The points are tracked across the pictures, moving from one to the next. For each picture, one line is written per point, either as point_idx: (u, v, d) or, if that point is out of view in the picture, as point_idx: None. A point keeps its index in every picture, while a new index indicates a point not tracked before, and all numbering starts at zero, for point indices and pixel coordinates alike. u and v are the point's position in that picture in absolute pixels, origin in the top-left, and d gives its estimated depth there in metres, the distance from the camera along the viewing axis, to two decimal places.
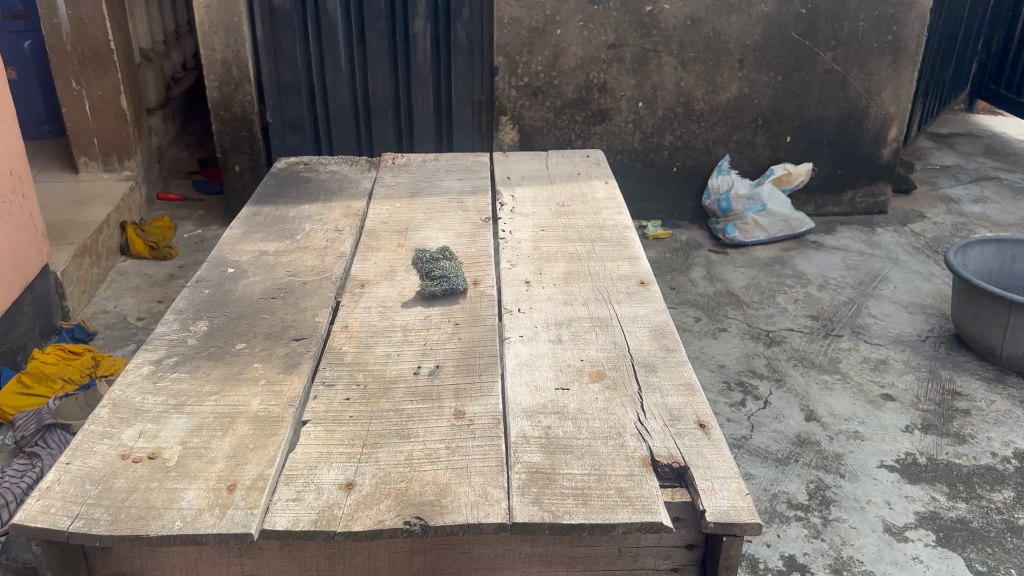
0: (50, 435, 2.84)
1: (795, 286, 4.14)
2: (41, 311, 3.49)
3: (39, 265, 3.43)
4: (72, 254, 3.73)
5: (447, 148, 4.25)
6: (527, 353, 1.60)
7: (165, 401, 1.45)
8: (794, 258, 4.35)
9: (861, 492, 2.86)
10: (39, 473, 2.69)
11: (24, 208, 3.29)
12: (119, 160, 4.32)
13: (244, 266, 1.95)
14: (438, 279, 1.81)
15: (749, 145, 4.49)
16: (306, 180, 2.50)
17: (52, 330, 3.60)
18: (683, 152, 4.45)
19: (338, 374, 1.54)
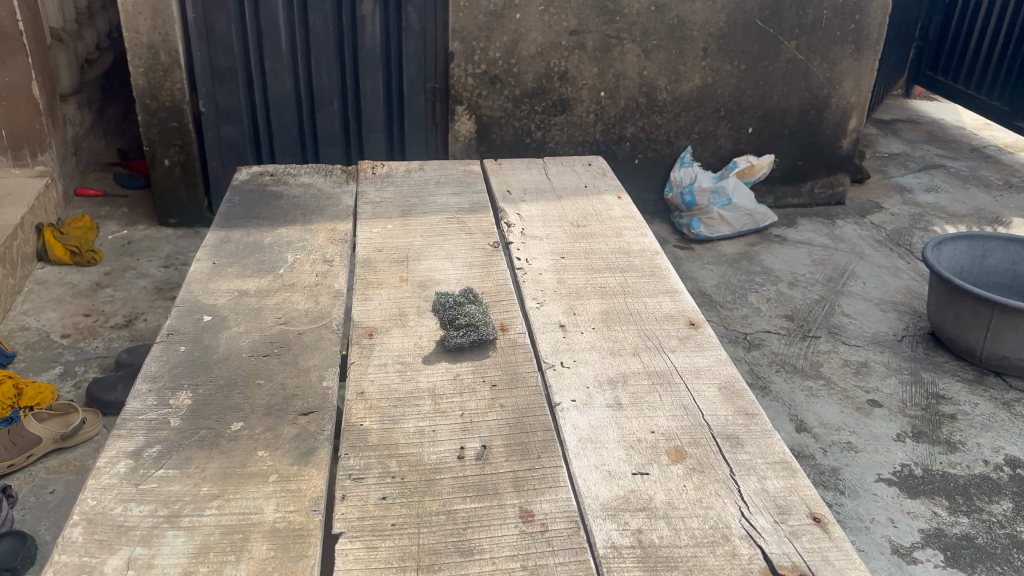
0: None
1: (766, 285, 3.85)
2: None
3: None
4: None
5: (399, 157, 3.93)
6: (587, 425, 1.35)
7: (154, 512, 1.16)
8: (760, 255, 4.08)
9: (863, 510, 2.57)
10: None
11: None
12: (31, 154, 3.85)
13: (223, 312, 1.65)
14: (467, 330, 1.54)
15: (710, 137, 4.21)
16: (277, 196, 2.18)
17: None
18: (644, 143, 4.14)
19: (369, 462, 1.27)
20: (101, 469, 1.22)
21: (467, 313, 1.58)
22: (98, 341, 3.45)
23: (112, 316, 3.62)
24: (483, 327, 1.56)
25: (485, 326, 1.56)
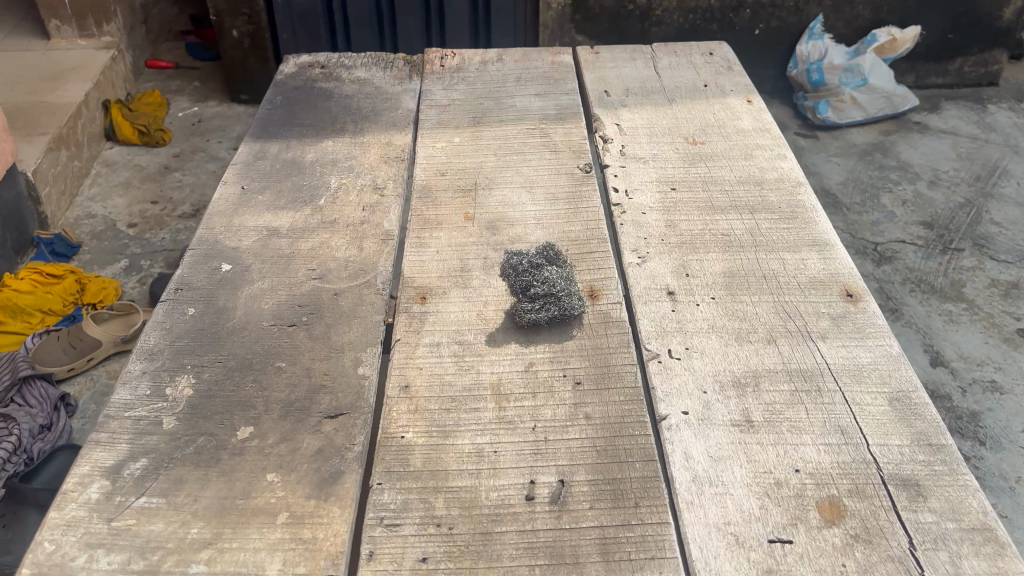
0: (29, 392, 2.30)
1: (902, 182, 3.18)
2: (11, 223, 2.88)
3: (5, 166, 2.77)
4: (45, 146, 3.06)
5: (484, 46, 3.42)
6: (703, 456, 1.00)
7: (126, 568, 0.88)
8: (896, 145, 3.40)
9: (1008, 467, 2.02)
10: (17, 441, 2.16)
11: None
12: (96, 25, 3.64)
13: (246, 259, 1.33)
14: (544, 302, 1.17)
15: (847, 3, 3.51)
16: (326, 95, 1.83)
17: (29, 245, 3.01)
18: (767, 10, 3.48)
19: (409, 499, 0.96)
20: (68, 496, 0.94)
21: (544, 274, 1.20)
22: (164, 233, 3.23)
23: (180, 205, 3.39)
24: (565, 293, 1.18)
25: (566, 292, 1.18)
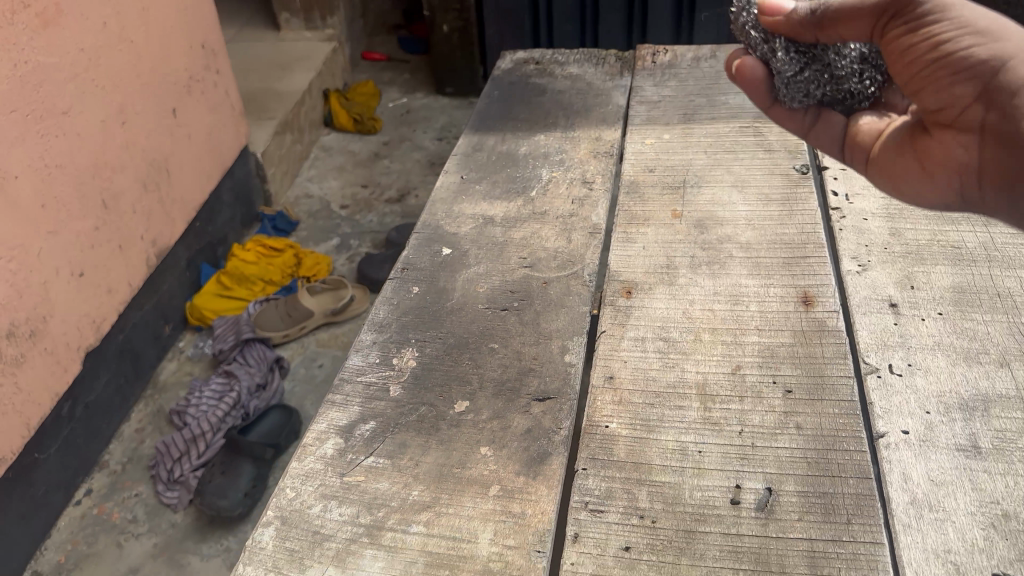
0: (248, 352, 2.57)
1: None
2: (240, 199, 3.15)
3: (239, 144, 3.03)
4: (272, 131, 3.33)
5: (684, 39, 3.33)
6: (926, 479, 0.96)
7: (354, 520, 0.96)
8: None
9: None
10: (237, 397, 2.42)
11: (220, 85, 2.83)
12: (321, 17, 3.90)
13: (464, 245, 1.40)
14: (817, 75, 1.10)
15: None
16: (542, 89, 1.90)
17: (254, 219, 3.28)
18: None
19: (613, 487, 0.98)
20: (307, 449, 1.05)
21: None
22: (372, 216, 3.44)
23: (387, 189, 3.59)
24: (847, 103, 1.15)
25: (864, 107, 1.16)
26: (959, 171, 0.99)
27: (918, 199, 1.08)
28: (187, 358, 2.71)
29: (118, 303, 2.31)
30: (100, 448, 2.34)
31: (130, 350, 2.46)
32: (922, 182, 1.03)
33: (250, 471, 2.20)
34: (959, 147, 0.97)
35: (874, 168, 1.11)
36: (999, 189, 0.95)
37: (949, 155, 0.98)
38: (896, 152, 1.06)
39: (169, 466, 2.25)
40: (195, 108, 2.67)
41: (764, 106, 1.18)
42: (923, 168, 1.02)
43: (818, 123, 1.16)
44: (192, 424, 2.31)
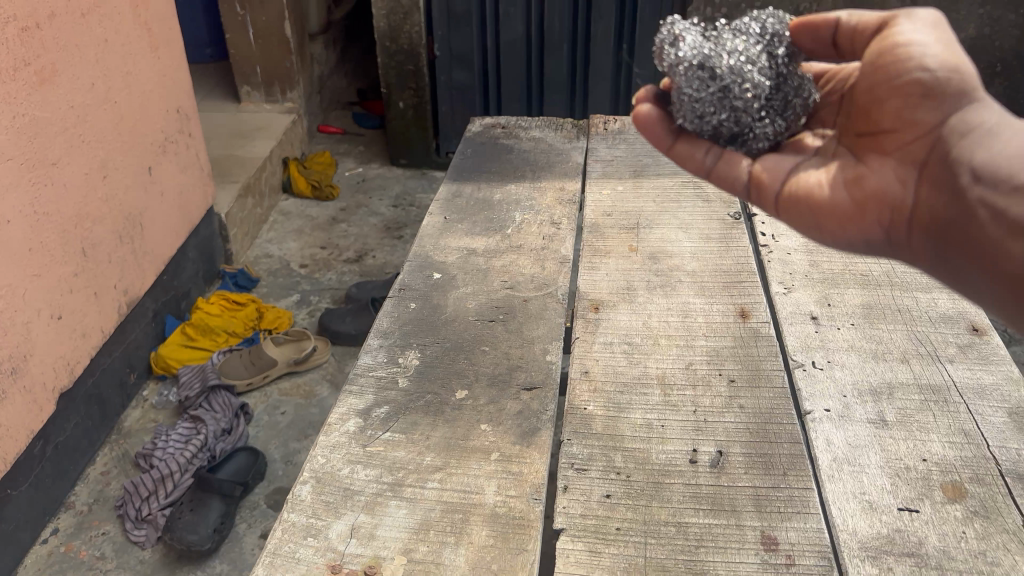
0: (214, 398, 2.57)
1: None
2: (203, 256, 3.17)
3: (204, 205, 3.12)
4: (235, 194, 3.37)
5: (624, 112, 3.66)
6: (844, 442, 1.17)
7: (379, 478, 1.13)
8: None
9: None
10: (204, 441, 2.42)
11: (191, 148, 2.99)
12: (281, 91, 3.97)
13: (452, 271, 1.61)
14: (716, 96, 1.19)
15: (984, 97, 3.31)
16: (508, 149, 2.15)
17: (215, 276, 3.29)
18: None
19: (593, 452, 1.18)
20: (332, 426, 1.22)
21: (807, 99, 1.24)
22: (331, 274, 3.43)
23: (345, 250, 3.58)
24: (745, 144, 1.23)
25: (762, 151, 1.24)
26: (890, 207, 1.01)
27: (831, 242, 1.08)
28: (151, 407, 2.69)
29: (91, 347, 2.38)
30: (66, 490, 2.31)
31: (97, 395, 2.47)
32: (845, 220, 1.04)
33: (219, 508, 2.22)
34: (896, 181, 1.01)
35: (787, 205, 1.11)
36: (927, 231, 0.97)
37: (882, 189, 1.02)
38: (818, 188, 1.07)
39: (137, 505, 2.25)
40: (168, 167, 2.81)
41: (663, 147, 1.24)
42: (848, 213, 1.03)
43: (720, 163, 1.19)
44: (159, 464, 2.32)
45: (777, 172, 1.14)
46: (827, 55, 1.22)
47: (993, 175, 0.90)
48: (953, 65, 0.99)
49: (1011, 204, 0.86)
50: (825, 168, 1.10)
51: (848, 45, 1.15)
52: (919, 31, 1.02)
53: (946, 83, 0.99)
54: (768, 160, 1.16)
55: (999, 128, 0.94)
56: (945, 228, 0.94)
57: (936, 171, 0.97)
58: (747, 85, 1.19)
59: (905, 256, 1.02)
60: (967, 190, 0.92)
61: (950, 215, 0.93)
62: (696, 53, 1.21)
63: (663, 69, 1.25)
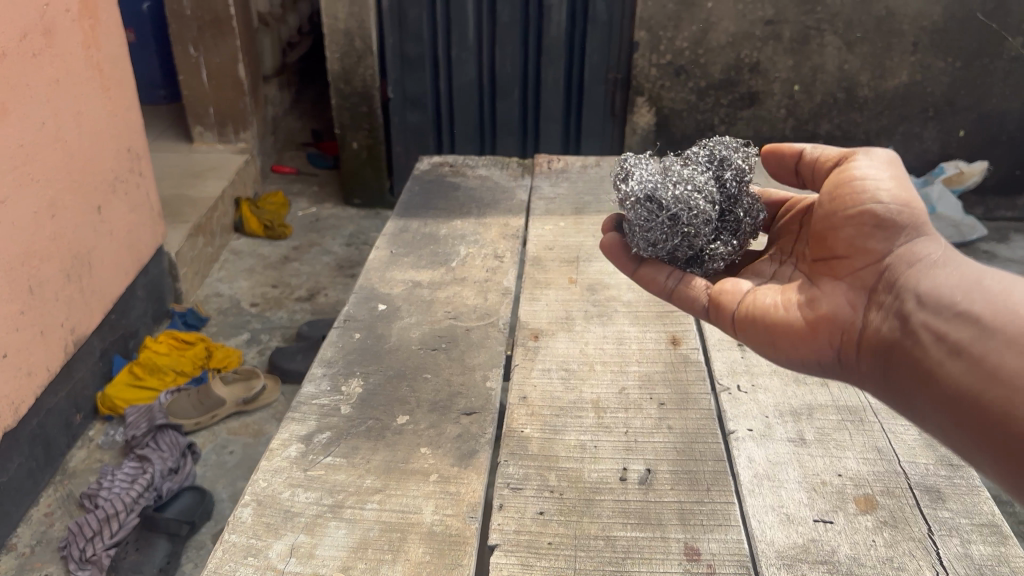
0: (161, 436, 2.55)
1: None
2: (154, 295, 3.17)
3: (155, 244, 3.14)
4: (185, 233, 3.37)
5: (574, 150, 3.69)
6: (764, 459, 1.24)
7: (319, 499, 1.17)
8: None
9: None
10: (150, 481, 2.36)
11: (140, 188, 3.00)
12: (235, 132, 4.00)
13: (397, 301, 1.66)
14: (667, 225, 1.27)
15: (917, 138, 3.49)
16: (454, 186, 2.22)
17: (165, 315, 3.27)
18: (843, 142, 3.52)
19: (528, 472, 1.23)
20: (273, 451, 1.25)
21: (755, 219, 1.35)
22: (283, 312, 3.44)
23: (297, 289, 3.60)
24: (702, 264, 1.33)
25: (718, 268, 1.34)
26: (840, 329, 1.09)
27: (787, 360, 1.16)
28: (97, 446, 2.66)
29: (36, 387, 2.36)
30: (8, 533, 2.26)
31: (42, 436, 2.44)
32: (800, 341, 1.12)
33: (166, 547, 2.20)
34: (847, 306, 1.09)
35: (747, 323, 1.19)
36: (873, 354, 1.04)
37: (833, 311, 1.09)
38: (775, 308, 1.16)
39: (82, 546, 2.20)
40: (117, 203, 2.82)
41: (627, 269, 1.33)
42: (803, 334, 1.12)
43: (681, 286, 1.29)
44: (105, 504, 2.26)
45: (738, 292, 1.23)
46: (791, 182, 1.34)
47: (935, 306, 0.96)
48: (903, 202, 1.08)
49: (953, 337, 0.92)
50: (784, 291, 1.19)
51: (810, 176, 1.28)
52: (874, 172, 1.11)
53: (897, 217, 1.07)
54: (727, 282, 1.26)
55: (943, 261, 1.01)
56: (890, 352, 1.00)
57: (884, 298, 1.04)
58: (695, 213, 1.27)
59: (855, 377, 1.08)
60: (911, 315, 0.98)
61: (894, 341, 0.99)
62: (643, 187, 1.28)
63: (617, 200, 1.33)
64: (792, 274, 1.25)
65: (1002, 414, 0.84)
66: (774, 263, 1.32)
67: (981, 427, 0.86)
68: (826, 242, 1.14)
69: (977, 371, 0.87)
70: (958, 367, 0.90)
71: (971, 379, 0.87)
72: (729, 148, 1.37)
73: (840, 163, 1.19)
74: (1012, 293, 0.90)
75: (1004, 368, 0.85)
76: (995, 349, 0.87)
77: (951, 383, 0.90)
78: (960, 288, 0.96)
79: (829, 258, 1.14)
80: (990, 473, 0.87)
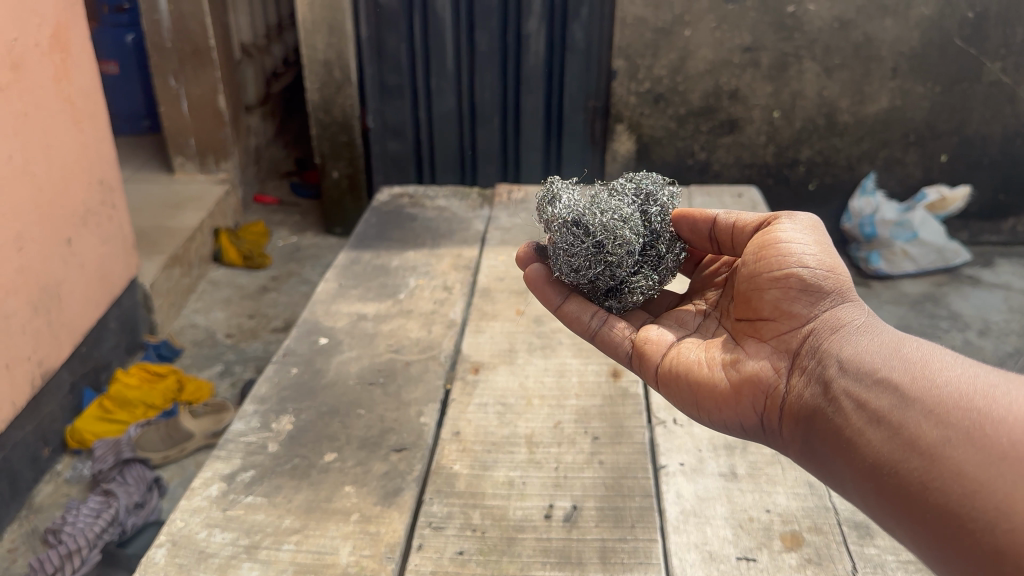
0: (129, 471, 2.33)
1: (950, 331, 3.04)
2: (127, 326, 2.98)
3: (128, 276, 2.95)
4: (161, 264, 3.26)
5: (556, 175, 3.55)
6: (692, 494, 1.22)
7: (236, 541, 1.14)
8: (947, 296, 3.27)
9: None
10: (115, 516, 2.17)
11: (114, 220, 2.79)
12: (216, 162, 3.99)
13: (339, 335, 1.65)
14: (591, 250, 1.28)
15: (899, 163, 3.47)
16: (412, 218, 2.21)
17: (138, 346, 3.10)
18: (822, 168, 3.49)
19: (452, 510, 1.20)
20: (194, 491, 1.24)
21: (677, 256, 1.36)
22: (258, 343, 3.33)
23: (274, 319, 3.50)
24: (622, 296, 1.33)
25: (637, 302, 1.34)
26: (764, 392, 1.07)
27: (710, 420, 1.15)
28: (65, 481, 2.42)
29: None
30: None
31: (7, 469, 2.22)
32: (723, 402, 1.11)
33: None
34: (770, 367, 1.08)
35: (670, 380, 1.17)
36: (794, 419, 1.02)
37: (757, 373, 1.08)
38: (700, 366, 1.14)
39: None
40: (90, 237, 2.61)
41: (551, 305, 1.32)
42: (727, 394, 1.10)
43: (604, 329, 1.28)
44: (67, 540, 2.07)
45: (662, 344, 1.22)
46: (704, 247, 1.34)
47: (857, 373, 0.95)
48: (828, 267, 1.09)
49: (874, 404, 0.90)
50: (708, 348, 1.17)
51: (727, 241, 1.28)
52: (801, 236, 1.13)
53: (823, 282, 1.09)
54: (650, 332, 1.25)
55: (864, 329, 1.02)
56: (812, 417, 0.98)
57: (807, 362, 1.04)
58: (619, 242, 1.28)
59: (777, 442, 1.07)
60: (833, 381, 0.97)
61: (816, 406, 0.98)
62: (571, 211, 1.29)
63: (544, 226, 1.33)
64: (716, 331, 1.25)
65: (921, 482, 0.81)
66: (697, 313, 1.31)
67: (899, 498, 0.83)
68: (753, 304, 1.14)
69: (895, 437, 0.85)
70: (878, 433, 0.88)
71: (890, 446, 0.85)
72: (658, 182, 1.39)
73: (764, 224, 1.21)
74: (931, 361, 0.90)
75: (921, 435, 0.83)
76: (914, 416, 0.85)
77: (870, 450, 0.87)
78: (880, 356, 0.95)
79: (754, 319, 1.14)
80: (908, 544, 0.84)
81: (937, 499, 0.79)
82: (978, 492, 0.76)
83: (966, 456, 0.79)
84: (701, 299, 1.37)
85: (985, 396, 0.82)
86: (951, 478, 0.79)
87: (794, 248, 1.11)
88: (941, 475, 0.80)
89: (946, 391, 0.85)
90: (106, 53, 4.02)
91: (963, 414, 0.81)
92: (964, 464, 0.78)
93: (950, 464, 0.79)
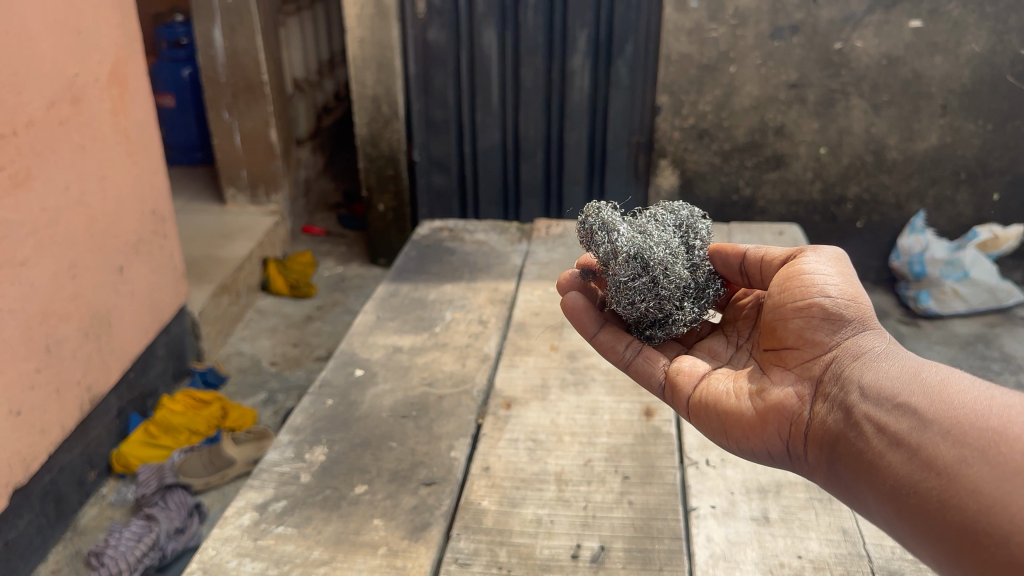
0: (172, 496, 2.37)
1: (1004, 373, 2.95)
2: (174, 353, 3.05)
3: (177, 304, 3.02)
4: (210, 293, 3.34)
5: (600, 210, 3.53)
6: (722, 538, 1.20)
7: (265, 571, 1.16)
8: (1001, 337, 3.17)
9: None
10: (155, 540, 2.20)
11: (165, 250, 2.86)
12: (266, 193, 4.07)
13: (374, 367, 1.67)
14: (646, 285, 1.27)
15: (950, 201, 3.39)
16: (451, 251, 2.24)
17: (185, 373, 3.16)
18: (870, 206, 3.43)
19: (479, 547, 1.20)
20: (227, 519, 1.26)
21: (717, 291, 1.34)
22: (301, 371, 3.37)
23: (317, 348, 3.55)
24: (667, 327, 1.32)
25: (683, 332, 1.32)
26: (789, 420, 1.06)
27: (740, 449, 1.14)
28: (108, 505, 2.47)
29: (51, 444, 2.18)
30: None
31: (55, 491, 2.27)
32: (750, 431, 1.10)
33: None
34: (794, 395, 1.07)
35: (701, 411, 1.17)
36: (818, 445, 1.01)
37: (782, 401, 1.07)
38: (728, 397, 1.14)
39: None
40: (141, 265, 2.68)
41: (587, 333, 1.32)
42: (752, 422, 1.10)
43: (639, 359, 1.28)
44: (108, 563, 2.11)
45: (694, 376, 1.22)
46: (738, 282, 1.34)
47: (878, 397, 0.93)
48: (851, 295, 1.08)
49: (892, 426, 0.89)
50: (737, 379, 1.17)
51: (755, 275, 1.28)
52: (822, 266, 1.12)
53: (845, 310, 1.07)
54: (684, 363, 1.25)
55: (886, 355, 1.00)
56: (834, 443, 0.97)
57: (830, 389, 1.02)
58: (672, 277, 1.28)
59: (805, 469, 1.05)
60: (853, 406, 0.96)
61: (837, 430, 0.97)
62: (631, 245, 1.28)
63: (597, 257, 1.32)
64: (745, 364, 1.24)
65: (939, 500, 0.80)
66: (730, 345, 1.31)
67: (919, 518, 0.82)
68: (779, 334, 1.13)
69: (914, 458, 0.84)
70: (898, 455, 0.86)
71: (908, 467, 0.84)
72: (697, 215, 1.39)
73: (789, 256, 1.20)
74: (948, 382, 0.88)
75: (939, 456, 0.82)
76: (931, 437, 0.83)
77: (890, 472, 0.86)
78: (899, 380, 0.94)
79: (779, 349, 1.13)
80: (931, 564, 0.82)
81: (953, 517, 0.78)
82: (994, 508, 0.75)
83: (983, 473, 0.77)
84: (734, 329, 1.35)
85: (1000, 414, 0.80)
86: (968, 496, 0.77)
87: (816, 278, 1.10)
88: (958, 492, 0.78)
89: (961, 409, 0.83)
90: (163, 85, 4.18)
91: (979, 432, 0.80)
92: (981, 481, 0.77)
93: (967, 482, 0.78)
